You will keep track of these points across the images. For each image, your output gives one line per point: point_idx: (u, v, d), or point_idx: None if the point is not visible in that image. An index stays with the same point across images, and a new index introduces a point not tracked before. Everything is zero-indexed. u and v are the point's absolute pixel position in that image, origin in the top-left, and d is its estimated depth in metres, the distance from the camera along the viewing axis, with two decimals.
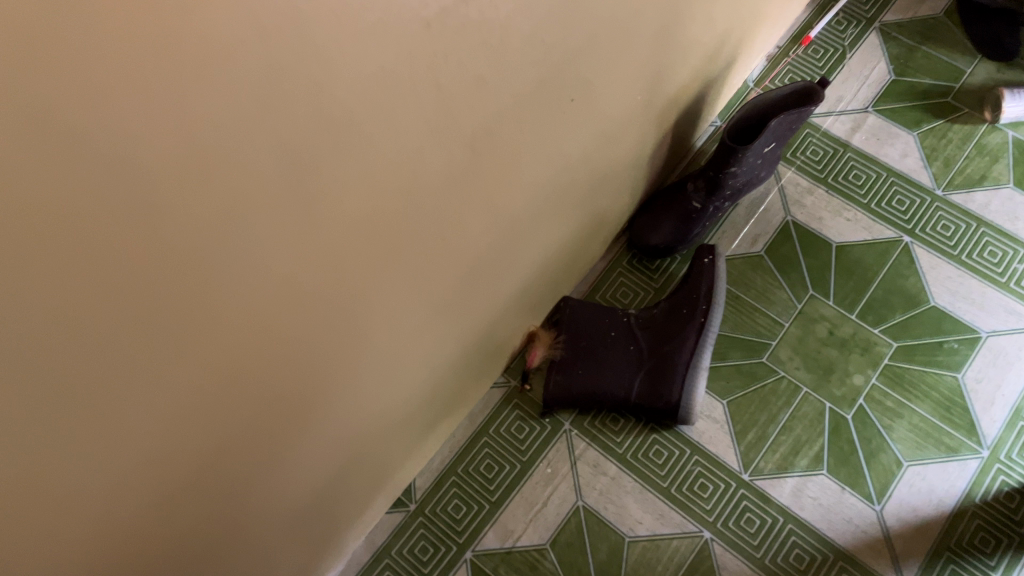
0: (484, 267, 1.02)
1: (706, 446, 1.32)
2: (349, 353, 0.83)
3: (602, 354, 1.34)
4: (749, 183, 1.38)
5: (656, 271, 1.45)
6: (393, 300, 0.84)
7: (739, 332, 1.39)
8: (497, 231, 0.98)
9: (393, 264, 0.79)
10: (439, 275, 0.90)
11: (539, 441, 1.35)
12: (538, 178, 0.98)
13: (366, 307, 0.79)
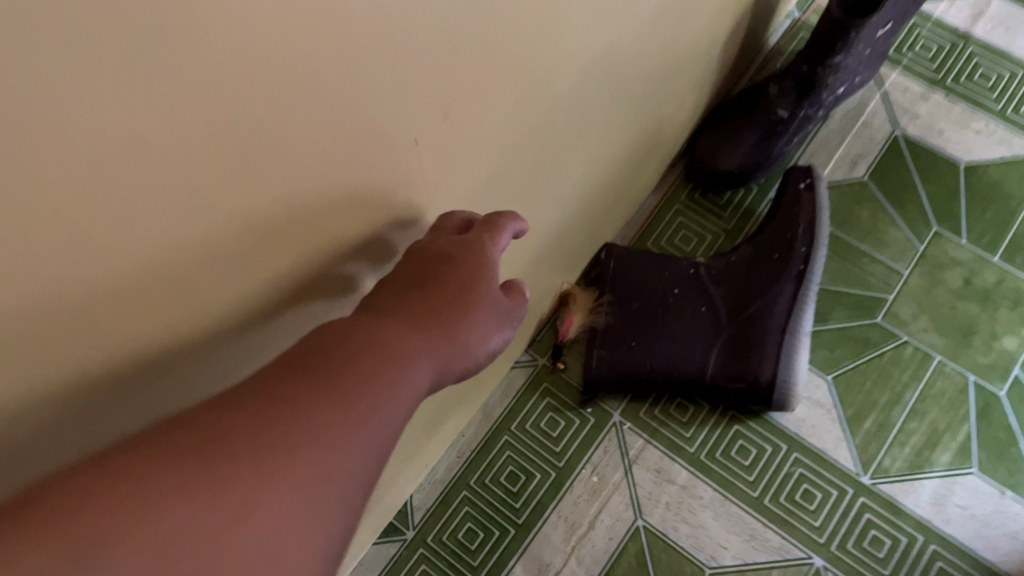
0: (515, 186, 0.66)
1: (808, 440, 0.97)
2: (293, 316, 0.48)
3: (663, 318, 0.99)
4: (852, 83, 1.04)
5: (728, 207, 1.09)
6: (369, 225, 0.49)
7: (844, 284, 1.04)
8: (537, 125, 0.62)
9: (369, 152, 0.43)
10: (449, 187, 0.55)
11: (580, 439, 1.00)
12: (598, 41, 0.63)
13: (321, 234, 0.44)
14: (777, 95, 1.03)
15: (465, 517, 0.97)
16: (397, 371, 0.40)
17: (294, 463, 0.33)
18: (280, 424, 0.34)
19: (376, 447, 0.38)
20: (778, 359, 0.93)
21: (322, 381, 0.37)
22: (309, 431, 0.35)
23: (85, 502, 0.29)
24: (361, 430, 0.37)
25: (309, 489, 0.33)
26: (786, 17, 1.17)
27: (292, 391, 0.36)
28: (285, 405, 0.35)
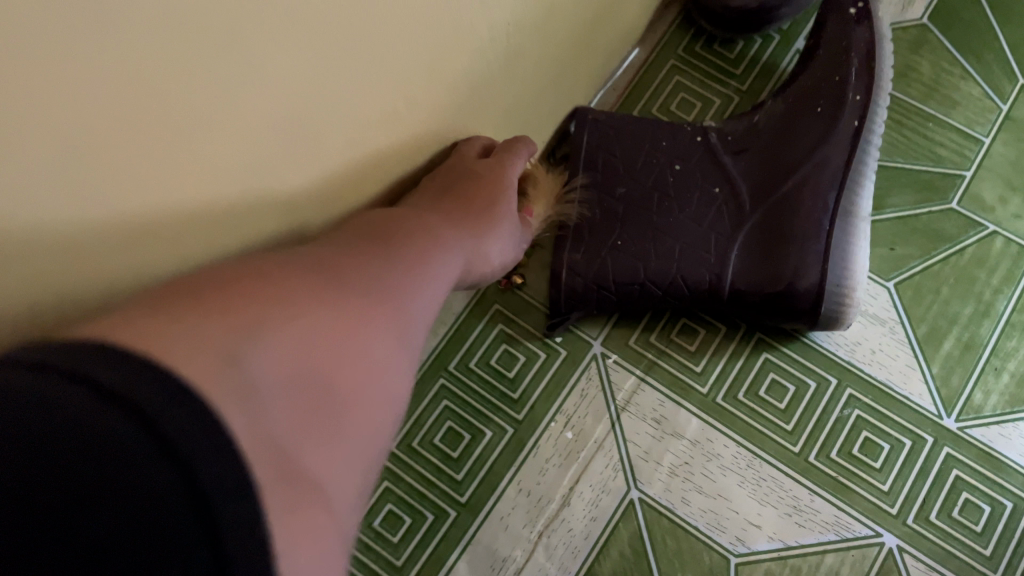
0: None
1: (867, 370, 0.69)
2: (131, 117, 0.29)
3: (660, 205, 0.70)
4: None
5: (742, 62, 0.80)
6: None
7: (903, 159, 0.75)
8: None
9: None
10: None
11: (546, 381, 0.71)
12: None
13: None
14: None
15: (385, 496, 0.68)
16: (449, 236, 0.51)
17: (385, 309, 0.40)
18: (359, 278, 0.40)
19: (419, 321, 0.43)
20: (829, 253, 0.65)
21: (410, 228, 0.47)
22: (379, 295, 0.40)
23: (169, 333, 0.29)
24: (424, 299, 0.44)
25: (388, 333, 0.39)
26: None
27: (376, 254, 0.43)
28: (370, 262, 0.42)
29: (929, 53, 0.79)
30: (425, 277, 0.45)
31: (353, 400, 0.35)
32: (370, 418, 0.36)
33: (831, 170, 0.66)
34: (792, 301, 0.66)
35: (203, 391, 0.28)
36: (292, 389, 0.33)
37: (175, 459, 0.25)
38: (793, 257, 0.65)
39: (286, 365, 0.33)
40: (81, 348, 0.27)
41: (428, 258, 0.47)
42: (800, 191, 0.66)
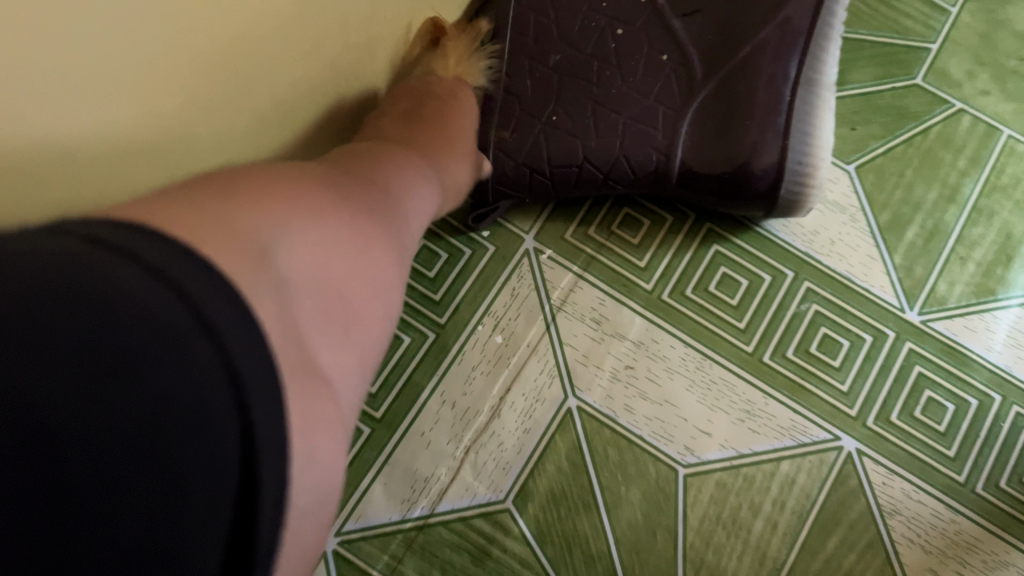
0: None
1: (825, 262, 0.62)
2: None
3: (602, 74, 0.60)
4: None
5: None
6: None
7: (866, 29, 0.68)
8: None
9: None
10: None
11: (471, 281, 0.62)
12: None
13: None
14: None
15: None
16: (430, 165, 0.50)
17: (389, 228, 0.40)
18: (369, 193, 0.40)
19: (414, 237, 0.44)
20: (789, 126, 0.57)
21: (406, 156, 0.48)
22: (386, 212, 0.40)
23: (207, 221, 0.29)
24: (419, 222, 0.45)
25: (391, 245, 0.40)
26: None
27: (378, 174, 0.43)
28: (376, 181, 0.42)
29: None
30: (420, 202, 0.45)
31: (358, 310, 0.36)
32: (375, 324, 0.37)
33: (795, 28, 0.58)
34: (748, 184, 0.58)
35: (234, 282, 0.28)
36: (301, 296, 0.32)
37: (218, 342, 0.26)
38: (749, 132, 0.57)
39: (300, 263, 0.32)
40: (121, 226, 0.27)
41: (419, 180, 0.47)
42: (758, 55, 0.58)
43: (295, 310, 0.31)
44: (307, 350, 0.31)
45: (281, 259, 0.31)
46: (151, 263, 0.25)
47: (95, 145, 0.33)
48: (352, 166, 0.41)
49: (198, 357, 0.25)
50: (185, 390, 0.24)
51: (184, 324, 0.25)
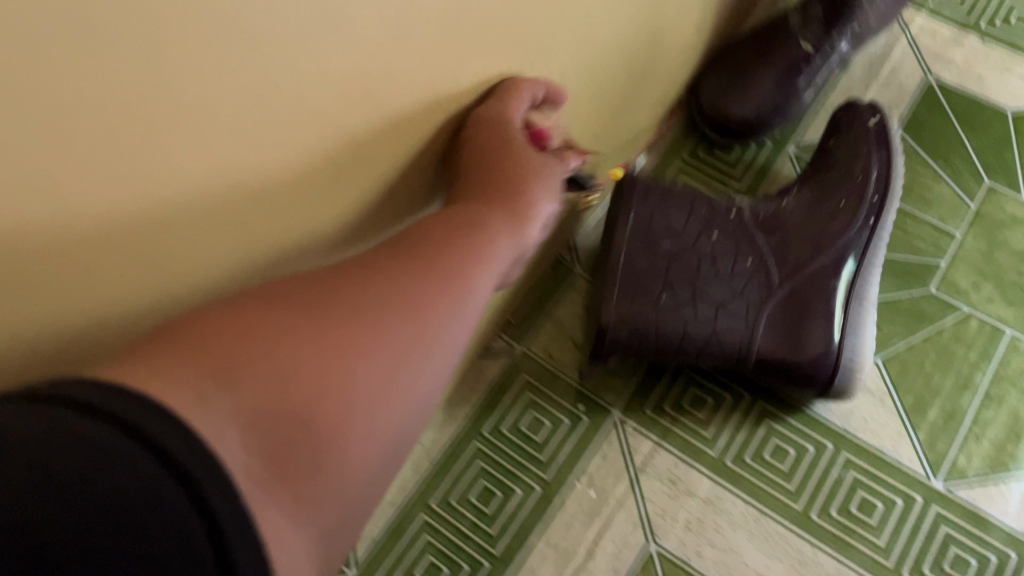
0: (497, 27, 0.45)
1: (860, 436, 0.76)
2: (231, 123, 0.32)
3: (698, 266, 0.75)
4: (876, 20, 0.90)
5: (736, 161, 0.92)
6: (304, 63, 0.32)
7: (886, 249, 0.85)
8: None
9: None
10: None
11: (571, 445, 0.78)
12: None
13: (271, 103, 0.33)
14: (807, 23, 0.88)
15: (425, 548, 0.74)
16: (483, 236, 0.44)
17: (377, 359, 0.35)
18: (371, 319, 0.36)
19: (444, 356, 0.39)
20: (828, 325, 0.73)
21: (435, 268, 0.40)
22: (408, 333, 0.37)
23: (166, 363, 0.29)
24: (460, 339, 0.40)
25: (390, 365, 0.36)
26: None
27: (378, 295, 0.37)
28: (376, 308, 0.36)
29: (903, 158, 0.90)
30: (455, 318, 0.40)
31: (338, 432, 0.33)
32: (368, 444, 0.34)
33: (821, 251, 0.76)
34: (795, 369, 0.73)
35: (184, 418, 0.27)
36: (257, 424, 0.30)
37: (171, 465, 0.25)
38: (806, 328, 0.73)
39: (263, 394, 0.31)
40: (95, 385, 0.26)
41: (457, 288, 0.40)
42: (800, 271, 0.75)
43: (249, 435, 0.30)
44: (272, 462, 0.30)
45: (233, 390, 0.30)
46: (108, 401, 0.26)
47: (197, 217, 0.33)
48: (341, 291, 0.36)
49: (146, 474, 0.25)
50: (134, 506, 0.24)
51: (144, 468, 0.25)
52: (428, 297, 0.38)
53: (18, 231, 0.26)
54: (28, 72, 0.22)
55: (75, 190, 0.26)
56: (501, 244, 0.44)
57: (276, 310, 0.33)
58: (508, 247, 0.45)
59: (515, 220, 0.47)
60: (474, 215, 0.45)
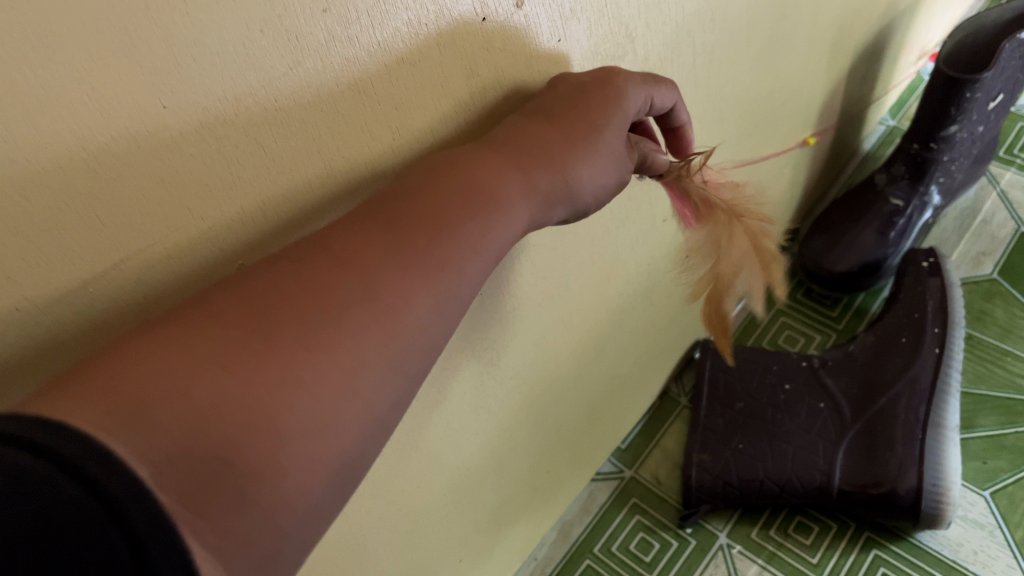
0: None
1: (971, 568, 0.76)
2: None
3: (772, 430, 0.85)
4: (964, 179, 0.96)
5: (839, 307, 0.99)
6: None
7: (987, 386, 0.88)
8: None
9: (398, 24, 0.35)
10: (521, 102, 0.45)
11: (678, 566, 0.82)
12: (689, 30, 0.56)
13: None
14: (889, 184, 0.96)
15: None
16: (479, 221, 0.37)
17: (342, 366, 0.30)
18: (331, 319, 0.31)
19: (419, 352, 0.34)
20: (923, 456, 0.75)
21: (423, 264, 0.34)
22: (372, 334, 0.32)
23: (92, 393, 0.25)
24: (439, 341, 0.35)
25: (335, 378, 0.30)
26: (878, 123, 1.12)
27: (338, 288, 0.32)
28: (327, 321, 0.31)
29: (1001, 302, 0.95)
30: (437, 315, 0.35)
31: (276, 452, 0.28)
32: (313, 474, 0.29)
33: (901, 384, 0.80)
34: (895, 500, 0.75)
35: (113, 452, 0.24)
36: (170, 468, 0.25)
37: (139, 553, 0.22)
38: (894, 463, 0.76)
39: (178, 431, 0.26)
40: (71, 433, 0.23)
41: (444, 283, 0.35)
42: (894, 405, 0.79)
43: (164, 478, 0.25)
44: (189, 500, 0.26)
45: (149, 425, 0.25)
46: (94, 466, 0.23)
47: None
48: (299, 293, 0.31)
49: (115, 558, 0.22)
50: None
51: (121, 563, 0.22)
52: (408, 292, 0.33)
53: None
54: (267, 186, 0.34)
55: None
56: (509, 222, 0.38)
57: (199, 334, 0.28)
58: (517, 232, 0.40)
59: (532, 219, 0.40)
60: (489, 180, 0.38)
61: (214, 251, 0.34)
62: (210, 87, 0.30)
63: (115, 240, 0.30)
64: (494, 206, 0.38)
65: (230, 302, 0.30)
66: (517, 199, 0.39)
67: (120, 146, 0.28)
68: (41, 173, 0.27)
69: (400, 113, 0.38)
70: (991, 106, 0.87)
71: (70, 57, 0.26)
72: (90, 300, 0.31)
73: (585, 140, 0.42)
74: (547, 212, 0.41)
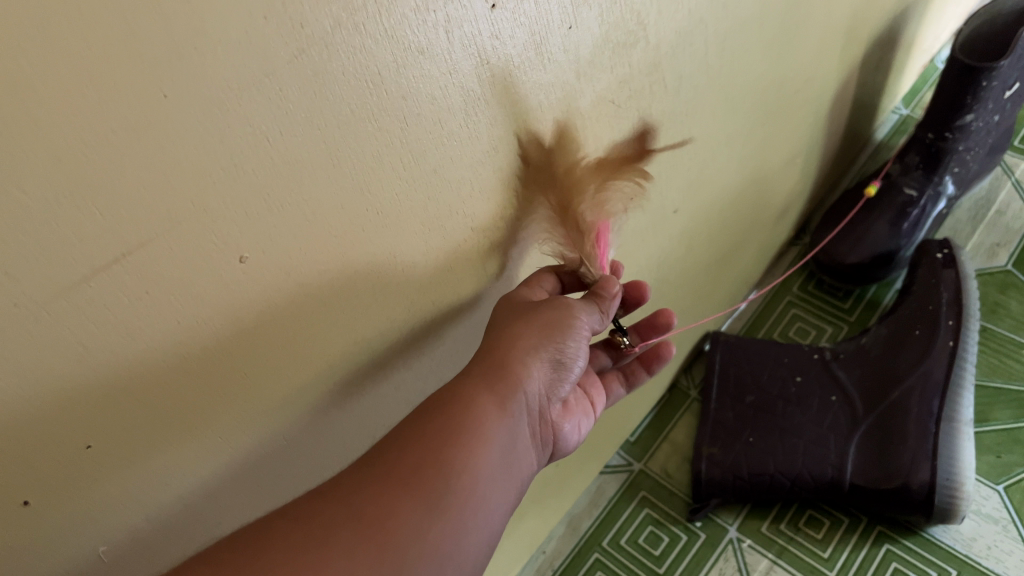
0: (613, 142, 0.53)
1: (984, 562, 0.75)
2: (418, 239, 0.43)
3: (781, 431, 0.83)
4: (979, 169, 0.95)
5: (851, 300, 0.98)
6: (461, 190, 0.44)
7: (1002, 379, 0.87)
8: (637, 109, 0.54)
9: (404, 10, 0.34)
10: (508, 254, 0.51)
11: (687, 561, 0.81)
12: (702, 16, 0.55)
13: (438, 218, 0.44)
14: (903, 175, 0.95)
15: None
16: (467, 437, 0.43)
17: None
18: (327, 544, 0.36)
19: (423, 559, 0.38)
20: (937, 450, 0.74)
21: (411, 482, 0.40)
22: (367, 552, 0.37)
23: None
24: (449, 546, 0.39)
25: None
26: (891, 112, 1.10)
27: (332, 517, 0.38)
28: (325, 546, 0.36)
29: (1016, 293, 0.93)
30: (435, 518, 0.39)
31: None
32: None
33: (914, 378, 0.79)
34: (907, 494, 0.74)
35: None
36: None
37: None
38: (907, 458, 0.75)
39: None
40: None
41: (435, 490, 0.40)
42: (907, 398, 0.78)
43: None
44: None
45: None
46: None
47: (365, 295, 0.42)
48: (297, 531, 0.37)
49: None
50: None
51: None
52: (399, 507, 0.39)
53: (260, 296, 0.36)
54: (274, 177, 0.33)
55: (298, 275, 0.37)
56: (491, 419, 0.44)
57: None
58: (502, 424, 0.45)
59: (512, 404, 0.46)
60: (463, 394, 0.45)
61: (220, 244, 0.33)
62: (213, 74, 0.29)
63: (117, 233, 0.29)
64: (471, 412, 0.43)
65: (248, 540, 0.36)
66: (494, 403, 0.45)
67: (120, 136, 0.28)
68: (39, 161, 0.26)
69: (409, 105, 0.37)
70: (1007, 95, 0.86)
71: (66, 43, 0.25)
72: (90, 293, 0.30)
73: (559, 327, 0.47)
74: (523, 395, 0.46)
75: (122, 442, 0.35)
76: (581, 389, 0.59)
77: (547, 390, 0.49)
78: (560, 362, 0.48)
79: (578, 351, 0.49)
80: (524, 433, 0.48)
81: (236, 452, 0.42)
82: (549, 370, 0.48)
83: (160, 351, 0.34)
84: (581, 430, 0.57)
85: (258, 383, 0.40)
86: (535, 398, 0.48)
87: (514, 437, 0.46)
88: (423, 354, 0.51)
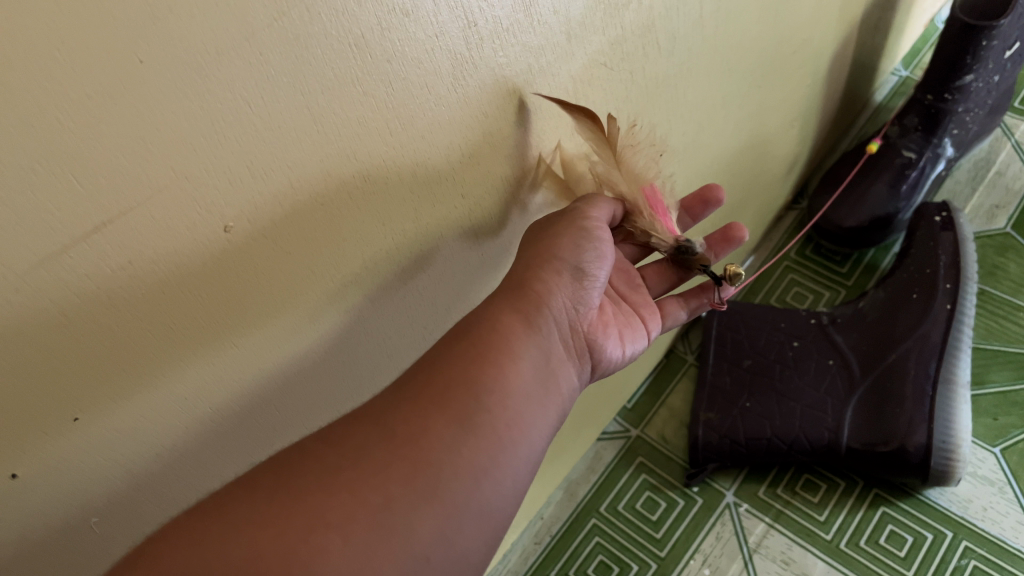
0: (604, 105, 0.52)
1: (980, 524, 0.76)
2: (407, 206, 0.43)
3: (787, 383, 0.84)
4: (979, 130, 0.94)
5: (849, 264, 0.97)
6: (452, 156, 0.43)
7: (999, 342, 0.87)
8: (630, 70, 0.53)
9: None
10: (527, 183, 0.50)
11: (685, 525, 0.81)
12: None
13: (427, 186, 0.43)
14: (903, 138, 0.94)
15: None
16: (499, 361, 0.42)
17: (371, 502, 0.35)
18: (359, 463, 0.36)
19: (463, 478, 0.38)
20: (934, 413, 0.74)
21: (441, 409, 0.40)
22: (402, 468, 0.37)
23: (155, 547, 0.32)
24: (484, 460, 0.39)
25: (366, 514, 0.35)
26: (890, 74, 1.09)
27: (361, 439, 0.38)
28: (355, 468, 0.36)
29: (1014, 255, 0.93)
30: (465, 439, 0.39)
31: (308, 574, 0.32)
32: None
33: (910, 341, 0.79)
34: (904, 457, 0.74)
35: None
36: None
37: None
38: (902, 421, 0.75)
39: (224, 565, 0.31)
40: None
41: (468, 413, 0.40)
42: (904, 361, 0.78)
43: None
44: None
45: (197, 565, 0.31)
46: None
47: (355, 262, 0.42)
48: (332, 452, 0.37)
49: None
50: None
51: None
52: (429, 434, 0.38)
53: (248, 262, 0.36)
54: (255, 146, 0.33)
55: (284, 244, 0.37)
56: (519, 338, 0.44)
57: (236, 503, 0.34)
58: (532, 344, 0.44)
59: (537, 320, 0.45)
60: (495, 316, 0.44)
61: (202, 214, 0.33)
62: (188, 38, 0.28)
63: (96, 202, 0.29)
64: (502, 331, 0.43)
65: (277, 464, 0.37)
66: (518, 324, 0.44)
67: (95, 103, 0.27)
68: (13, 131, 0.26)
69: (394, 67, 0.36)
70: (1007, 55, 0.84)
71: (33, 7, 0.24)
72: (70, 264, 0.30)
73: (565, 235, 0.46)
74: (544, 309, 0.45)
75: (110, 407, 0.35)
76: (628, 305, 0.56)
77: (574, 302, 0.48)
78: (580, 270, 0.47)
79: (602, 259, 0.47)
80: (554, 347, 0.47)
81: (224, 421, 0.41)
82: (570, 282, 0.47)
83: (148, 318, 0.33)
84: (626, 349, 0.54)
85: (248, 349, 0.40)
86: (560, 313, 0.47)
87: (544, 353, 0.45)
88: (415, 321, 0.50)
